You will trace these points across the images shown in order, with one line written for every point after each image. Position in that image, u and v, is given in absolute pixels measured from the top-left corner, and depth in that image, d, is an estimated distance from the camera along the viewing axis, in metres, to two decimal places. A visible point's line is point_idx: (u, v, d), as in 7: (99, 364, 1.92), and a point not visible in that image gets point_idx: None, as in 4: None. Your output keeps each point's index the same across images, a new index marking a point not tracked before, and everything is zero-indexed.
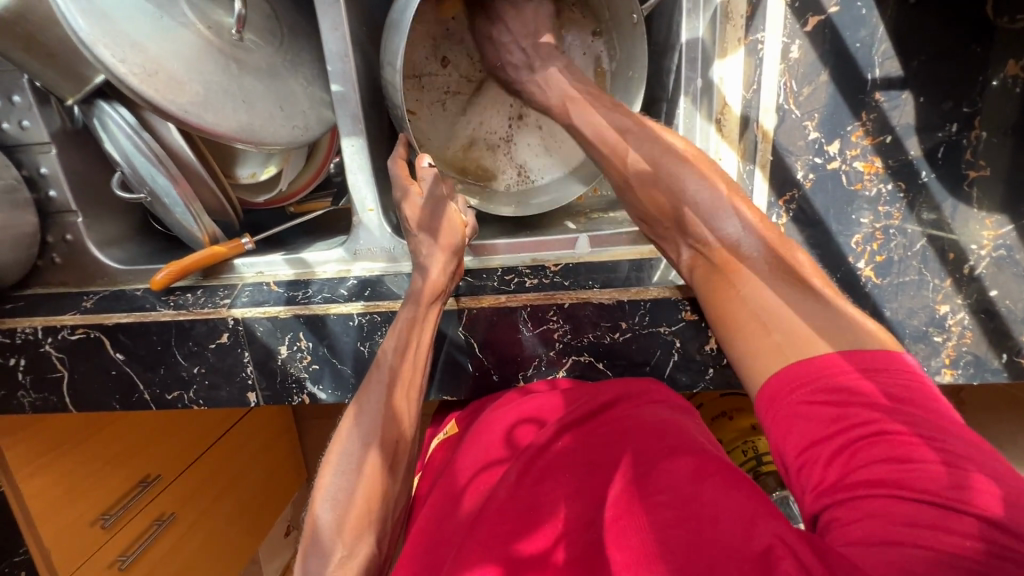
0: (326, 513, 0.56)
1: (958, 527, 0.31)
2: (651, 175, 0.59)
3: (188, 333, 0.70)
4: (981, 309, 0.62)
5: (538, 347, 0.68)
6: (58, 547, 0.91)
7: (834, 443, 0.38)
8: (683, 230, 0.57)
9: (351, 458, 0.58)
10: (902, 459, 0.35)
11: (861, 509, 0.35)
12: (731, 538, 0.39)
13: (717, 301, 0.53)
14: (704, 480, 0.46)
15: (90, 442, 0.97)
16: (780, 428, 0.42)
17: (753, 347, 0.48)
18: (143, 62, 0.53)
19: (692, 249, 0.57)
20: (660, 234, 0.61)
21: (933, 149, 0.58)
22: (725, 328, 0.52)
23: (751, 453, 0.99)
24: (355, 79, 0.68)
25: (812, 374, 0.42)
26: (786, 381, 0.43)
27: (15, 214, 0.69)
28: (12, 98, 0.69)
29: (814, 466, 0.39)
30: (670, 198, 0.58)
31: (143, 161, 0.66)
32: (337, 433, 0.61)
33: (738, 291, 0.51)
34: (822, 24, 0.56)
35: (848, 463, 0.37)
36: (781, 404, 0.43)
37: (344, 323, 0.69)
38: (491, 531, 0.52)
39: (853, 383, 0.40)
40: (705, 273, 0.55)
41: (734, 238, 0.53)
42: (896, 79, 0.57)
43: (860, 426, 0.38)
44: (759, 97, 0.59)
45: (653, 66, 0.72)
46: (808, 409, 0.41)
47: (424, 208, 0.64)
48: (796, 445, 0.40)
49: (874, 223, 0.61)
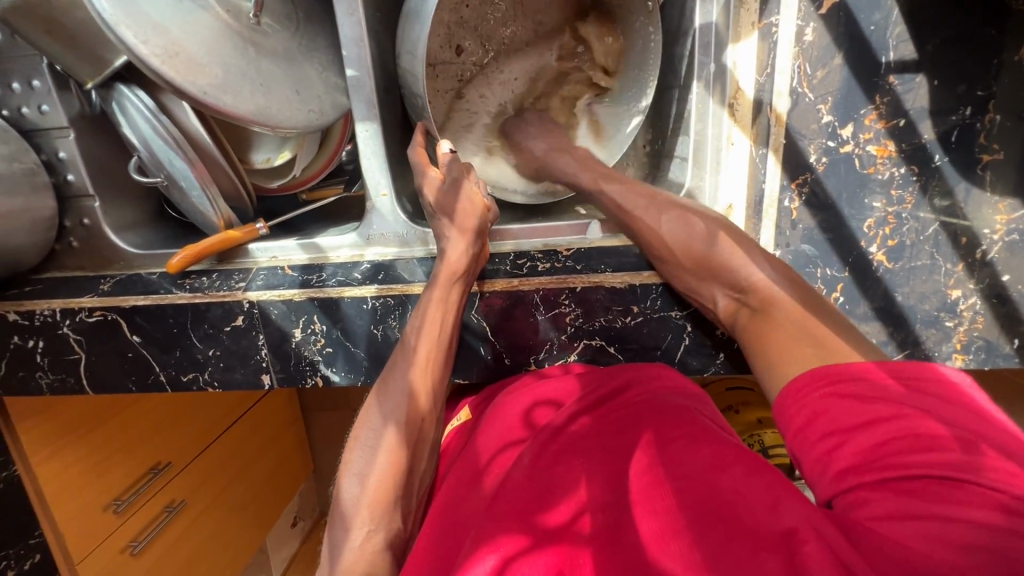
0: (353, 487, 0.58)
1: (982, 501, 0.32)
2: (682, 237, 0.61)
3: (203, 316, 0.71)
4: (993, 294, 0.62)
5: (550, 331, 0.69)
6: (73, 531, 0.92)
7: (855, 430, 0.38)
8: (716, 278, 0.59)
9: (374, 434, 0.60)
10: (925, 444, 0.35)
11: (883, 490, 0.35)
12: (755, 515, 0.39)
13: (754, 331, 0.54)
14: (724, 466, 0.45)
15: (104, 427, 0.98)
16: (802, 419, 0.42)
17: (783, 358, 0.48)
18: (164, 44, 0.54)
19: (730, 297, 0.58)
20: (688, 283, 0.62)
21: (946, 133, 0.58)
22: (759, 353, 0.52)
23: (759, 443, 0.99)
24: (369, 64, 0.68)
25: (835, 372, 0.43)
26: (808, 380, 0.44)
27: (34, 197, 0.70)
28: (31, 82, 0.70)
29: (835, 454, 0.39)
30: (704, 255, 0.59)
31: (161, 145, 0.67)
32: (360, 416, 0.63)
33: (773, 319, 0.53)
34: (836, 7, 0.56)
35: (871, 450, 0.37)
36: (803, 399, 0.43)
37: (358, 306, 0.69)
38: (507, 509, 0.52)
39: (876, 378, 0.41)
40: (746, 318, 0.56)
41: (767, 282, 0.56)
42: (910, 62, 0.57)
43: (881, 416, 0.38)
44: (772, 81, 0.59)
45: (666, 53, 0.72)
46: (831, 401, 0.41)
47: (442, 188, 0.65)
48: (817, 432, 0.40)
49: (886, 207, 0.61)
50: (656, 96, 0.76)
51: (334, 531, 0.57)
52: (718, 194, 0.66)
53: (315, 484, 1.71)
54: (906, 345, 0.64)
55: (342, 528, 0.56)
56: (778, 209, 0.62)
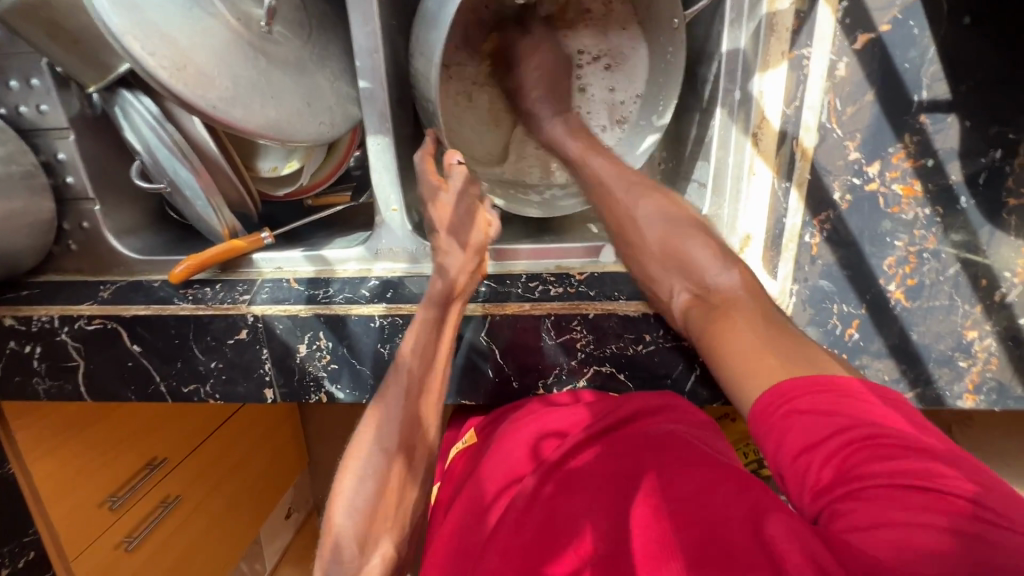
0: (346, 520, 0.54)
1: (951, 507, 0.31)
2: (665, 228, 0.62)
3: (207, 328, 0.69)
4: (1009, 337, 0.62)
5: (560, 356, 0.67)
6: (66, 530, 0.91)
7: (824, 445, 0.37)
8: (683, 272, 0.59)
9: (370, 463, 0.56)
10: (890, 453, 0.35)
11: (858, 504, 0.34)
12: (745, 536, 0.39)
13: (714, 332, 0.52)
14: (720, 485, 0.47)
15: (97, 426, 0.95)
16: (772, 438, 0.40)
17: (749, 368, 0.46)
18: (172, 56, 0.51)
19: (689, 293, 0.57)
20: (649, 272, 0.62)
21: (975, 175, 0.57)
22: (716, 354, 0.51)
23: (754, 455, 0.98)
24: (383, 76, 0.66)
25: (800, 387, 0.41)
26: (771, 398, 0.42)
27: (33, 200, 0.67)
28: (30, 81, 0.67)
29: (808, 470, 0.37)
30: (677, 246, 0.60)
31: (165, 154, 0.64)
32: (353, 441, 0.58)
33: (735, 323, 0.51)
34: (871, 43, 0.55)
35: (841, 463, 0.36)
36: (770, 418, 0.41)
37: (366, 324, 0.68)
38: (510, 543, 0.54)
39: (837, 392, 0.40)
40: (701, 315, 0.55)
41: (730, 288, 0.55)
42: (943, 102, 0.55)
43: (846, 427, 0.37)
44: (800, 115, 0.58)
45: (689, 72, 0.70)
46: (798, 416, 0.40)
47: (453, 210, 0.62)
48: (789, 452, 0.39)
49: (908, 246, 0.60)
50: (675, 114, 0.74)
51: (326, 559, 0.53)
52: (737, 223, 0.65)
53: (310, 478, 1.69)
54: (918, 383, 0.64)
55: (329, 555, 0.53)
56: (797, 244, 0.61)
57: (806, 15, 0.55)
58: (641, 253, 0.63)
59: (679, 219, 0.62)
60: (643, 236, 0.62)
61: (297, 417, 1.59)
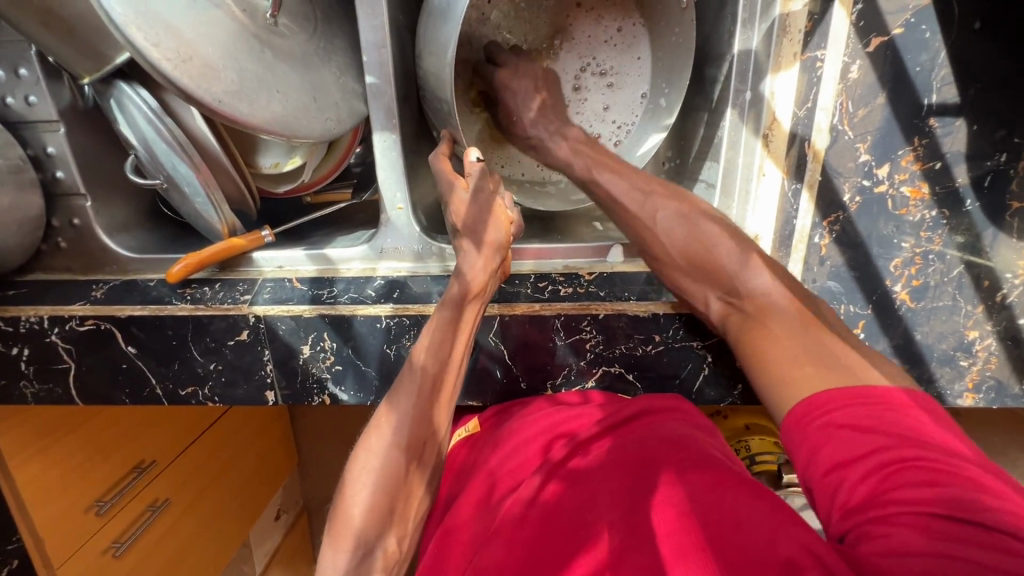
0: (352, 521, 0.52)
1: (986, 539, 0.33)
2: (690, 231, 0.60)
3: (205, 329, 0.67)
4: (1008, 336, 0.63)
5: (569, 357, 0.66)
6: (53, 536, 0.88)
7: (859, 463, 0.39)
8: (713, 281, 0.58)
9: (373, 457, 0.54)
10: (929, 480, 0.36)
11: (891, 523, 0.36)
12: (754, 546, 0.42)
13: (749, 343, 0.53)
14: (726, 490, 0.49)
15: (79, 431, 0.91)
16: (806, 451, 0.43)
17: (784, 377, 0.48)
18: (175, 47, 0.50)
19: (723, 301, 0.58)
20: (681, 283, 0.61)
21: (980, 177, 0.58)
22: (754, 366, 0.52)
23: (744, 452, 0.95)
24: (391, 72, 0.64)
25: (839, 401, 0.43)
26: (808, 410, 0.45)
27: (21, 196, 0.64)
28: (18, 71, 0.64)
29: (839, 487, 0.40)
30: (702, 252, 0.59)
31: (164, 149, 0.62)
32: (364, 435, 0.56)
33: (769, 334, 0.52)
34: (884, 46, 0.55)
35: (874, 484, 0.38)
36: (805, 429, 0.44)
37: (371, 325, 0.66)
38: (518, 535, 0.54)
39: (879, 415, 0.41)
40: (738, 324, 0.56)
41: (765, 291, 0.55)
42: (951, 105, 0.56)
43: (884, 449, 0.39)
44: (813, 116, 0.59)
45: (696, 70, 0.71)
46: (837, 432, 0.42)
47: (469, 207, 0.61)
48: (823, 466, 0.41)
49: (914, 247, 0.61)
50: (681, 114, 0.75)
51: (336, 551, 0.52)
52: (745, 223, 0.65)
53: (300, 479, 1.66)
54: (920, 383, 0.65)
55: (333, 547, 0.52)
56: (807, 246, 0.62)
57: (820, 18, 0.56)
58: (668, 266, 0.62)
59: (694, 231, 0.60)
60: (664, 246, 0.61)
61: (286, 416, 1.55)
